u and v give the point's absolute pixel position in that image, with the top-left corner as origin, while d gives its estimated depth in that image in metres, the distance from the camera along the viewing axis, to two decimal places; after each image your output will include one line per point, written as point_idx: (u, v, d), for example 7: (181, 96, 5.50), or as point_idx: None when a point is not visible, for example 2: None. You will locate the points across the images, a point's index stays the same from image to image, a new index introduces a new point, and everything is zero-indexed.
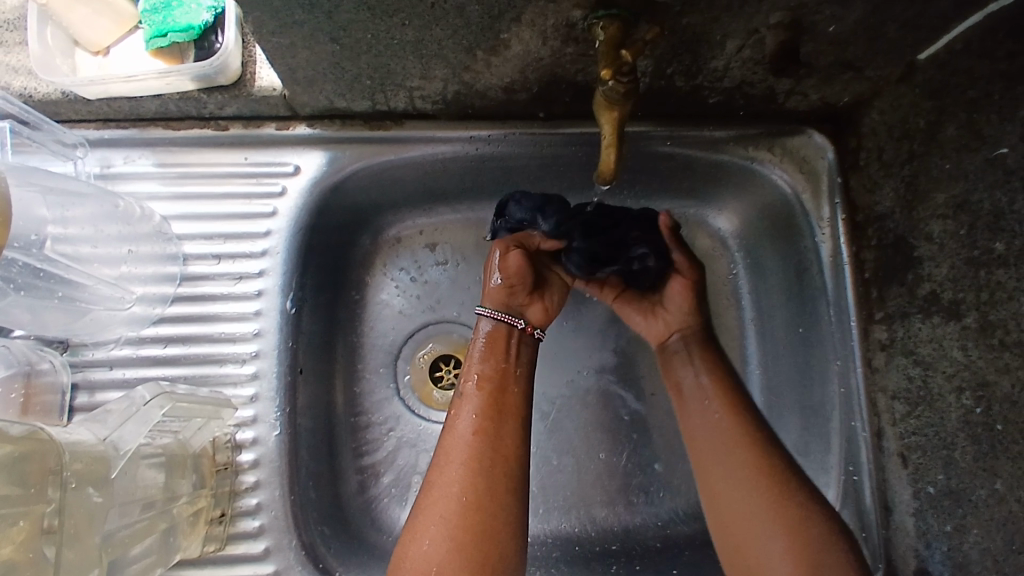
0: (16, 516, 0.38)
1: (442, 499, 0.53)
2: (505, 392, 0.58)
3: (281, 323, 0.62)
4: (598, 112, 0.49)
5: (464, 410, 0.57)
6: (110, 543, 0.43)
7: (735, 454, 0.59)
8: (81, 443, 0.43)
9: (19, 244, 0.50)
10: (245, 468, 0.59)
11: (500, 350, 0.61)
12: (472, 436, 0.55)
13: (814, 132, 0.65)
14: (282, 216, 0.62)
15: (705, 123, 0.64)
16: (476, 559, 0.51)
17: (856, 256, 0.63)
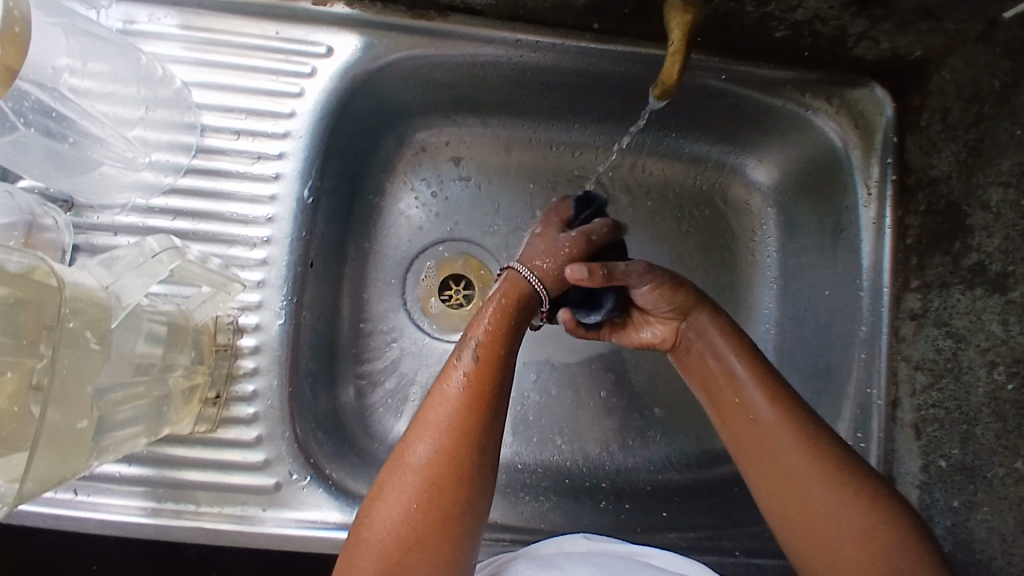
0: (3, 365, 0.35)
1: (422, 467, 0.48)
2: (502, 363, 0.53)
3: (297, 209, 0.59)
4: (669, 12, 0.45)
5: (458, 372, 0.52)
6: (103, 399, 0.41)
7: (822, 478, 0.49)
8: (81, 286, 0.40)
9: (33, 73, 0.46)
10: (244, 354, 0.58)
11: (511, 320, 0.54)
12: (465, 403, 0.50)
13: (876, 85, 0.61)
14: (308, 98, 0.59)
15: (765, 60, 0.60)
16: (452, 532, 0.47)
17: (899, 221, 0.60)
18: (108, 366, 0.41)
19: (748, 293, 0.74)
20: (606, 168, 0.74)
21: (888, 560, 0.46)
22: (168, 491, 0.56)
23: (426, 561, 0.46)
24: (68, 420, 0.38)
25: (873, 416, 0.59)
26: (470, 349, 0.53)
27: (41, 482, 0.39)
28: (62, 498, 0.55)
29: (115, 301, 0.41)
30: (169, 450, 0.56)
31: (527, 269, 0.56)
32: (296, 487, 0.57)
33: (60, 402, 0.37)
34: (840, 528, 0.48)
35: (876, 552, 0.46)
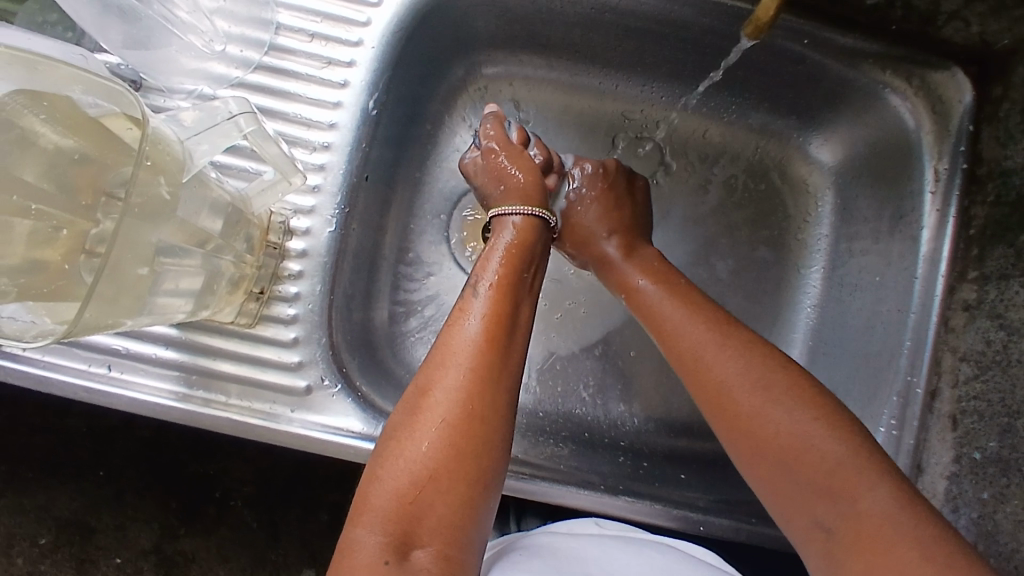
0: (59, 225, 0.39)
1: (446, 403, 0.46)
2: (518, 305, 0.53)
3: (359, 120, 0.59)
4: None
5: (471, 311, 0.52)
6: (165, 258, 0.42)
7: (751, 380, 0.50)
8: (162, 136, 0.40)
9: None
10: (291, 256, 0.58)
11: (520, 260, 0.57)
12: (480, 339, 0.49)
13: (960, 69, 0.58)
14: (385, 9, 0.59)
15: (852, 28, 0.59)
16: (473, 470, 0.45)
17: (964, 211, 0.59)
18: (171, 217, 0.41)
19: (791, 272, 0.73)
20: (666, 127, 0.74)
21: (819, 451, 0.46)
22: (200, 379, 0.56)
23: (442, 498, 0.44)
24: (127, 264, 0.39)
25: (912, 403, 0.58)
26: (480, 291, 0.54)
27: (94, 317, 0.40)
28: (95, 372, 0.55)
29: (183, 150, 0.42)
30: (206, 340, 0.57)
31: (510, 209, 0.60)
32: (326, 393, 0.58)
33: (124, 230, 0.38)
34: (778, 425, 0.48)
35: (817, 442, 0.46)
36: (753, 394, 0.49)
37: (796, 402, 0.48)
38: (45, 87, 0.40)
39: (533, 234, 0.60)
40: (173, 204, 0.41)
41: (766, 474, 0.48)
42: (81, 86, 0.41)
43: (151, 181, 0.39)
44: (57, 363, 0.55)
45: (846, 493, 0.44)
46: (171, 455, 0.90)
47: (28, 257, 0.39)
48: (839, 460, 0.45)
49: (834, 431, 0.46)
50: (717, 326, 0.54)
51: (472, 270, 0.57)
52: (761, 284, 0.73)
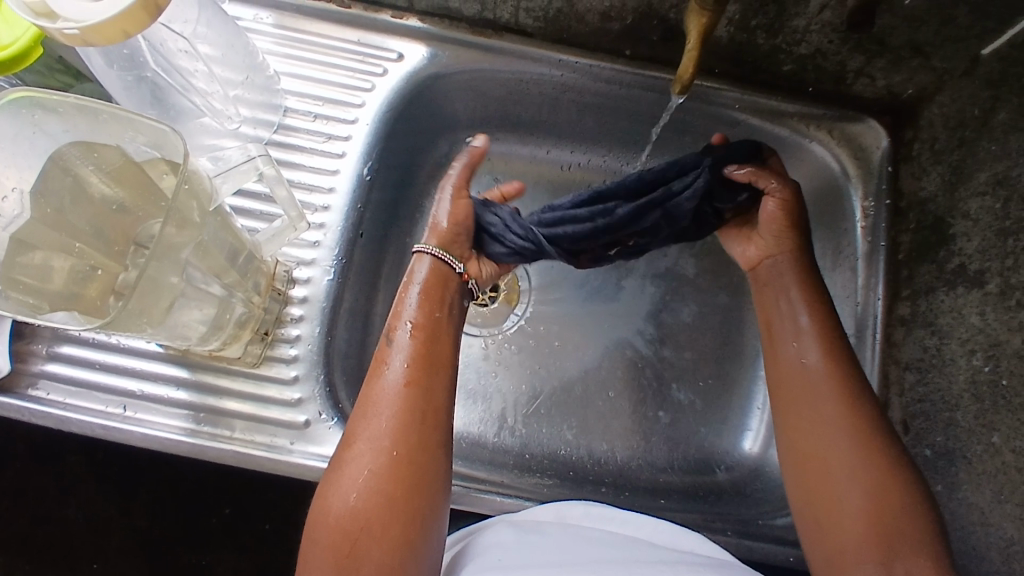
0: (96, 263, 0.47)
1: (369, 453, 0.51)
2: (436, 343, 0.58)
3: (355, 185, 0.68)
4: (689, 16, 0.53)
5: (394, 356, 0.56)
6: (190, 280, 0.49)
7: (843, 427, 0.54)
8: (196, 173, 0.48)
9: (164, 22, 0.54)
10: (294, 302, 0.65)
11: (435, 301, 0.60)
12: (404, 384, 0.54)
13: (872, 120, 0.69)
14: (377, 92, 0.69)
15: (774, 92, 0.69)
16: (403, 516, 0.50)
17: (892, 240, 0.66)
18: (196, 243, 0.49)
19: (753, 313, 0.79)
20: None
21: (858, 501, 0.51)
22: (208, 416, 0.61)
23: (376, 547, 0.49)
24: (162, 277, 0.46)
25: None
26: (403, 333, 0.57)
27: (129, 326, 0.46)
28: (111, 412, 0.60)
29: (213, 185, 0.50)
30: (214, 380, 0.62)
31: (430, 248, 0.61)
32: (323, 425, 0.62)
33: (157, 249, 0.45)
34: (845, 471, 0.52)
35: (858, 503, 0.51)
36: (835, 440, 0.54)
37: (862, 457, 0.52)
38: (102, 138, 0.49)
39: (446, 276, 0.61)
40: (200, 229, 0.49)
41: (820, 515, 0.52)
42: (134, 134, 0.49)
43: (182, 208, 0.46)
44: (77, 404, 0.60)
45: (856, 549, 0.49)
46: (165, 541, 0.91)
47: (67, 290, 0.46)
48: (869, 518, 0.50)
49: (880, 486, 0.51)
50: (834, 375, 0.56)
51: (390, 310, 0.59)
52: (728, 326, 0.79)
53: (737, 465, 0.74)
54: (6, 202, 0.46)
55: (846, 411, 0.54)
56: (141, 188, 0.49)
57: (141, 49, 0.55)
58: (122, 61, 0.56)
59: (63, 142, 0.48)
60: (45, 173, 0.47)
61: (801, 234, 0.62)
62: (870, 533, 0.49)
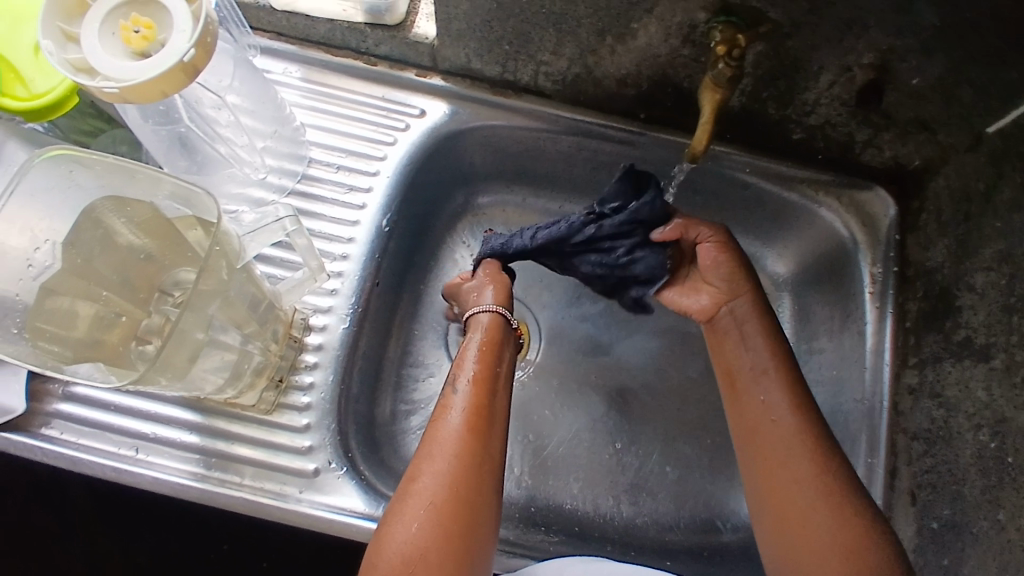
0: (121, 312, 0.49)
1: (429, 490, 0.52)
2: (495, 395, 0.59)
3: (374, 235, 0.69)
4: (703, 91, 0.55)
5: (457, 404, 0.57)
6: (214, 333, 0.51)
7: (805, 462, 0.55)
8: (226, 232, 0.50)
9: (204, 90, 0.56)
10: (309, 349, 0.66)
11: (494, 357, 0.61)
12: (465, 429, 0.55)
13: (880, 189, 0.70)
14: (399, 146, 0.71)
15: (785, 158, 0.71)
16: (457, 554, 0.51)
17: (900, 307, 0.67)
18: (222, 297, 0.50)
19: None
20: None
21: (833, 525, 0.53)
22: (218, 461, 0.62)
23: None
24: (187, 333, 0.47)
25: (873, 480, 0.63)
26: (463, 381, 0.59)
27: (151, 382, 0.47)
28: (123, 454, 0.61)
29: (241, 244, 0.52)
30: (226, 425, 0.63)
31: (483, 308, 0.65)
32: (332, 475, 0.62)
33: (191, 303, 0.46)
34: (816, 510, 0.54)
35: (829, 535, 0.52)
36: (801, 479, 0.55)
37: (824, 493, 0.54)
38: (132, 193, 0.50)
39: (501, 340, 0.63)
40: (226, 286, 0.50)
41: (795, 555, 0.53)
42: (167, 192, 0.50)
43: (214, 268, 0.48)
44: (91, 445, 0.61)
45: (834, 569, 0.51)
46: None
47: (90, 336, 0.47)
48: (843, 547, 0.52)
49: (842, 508, 0.53)
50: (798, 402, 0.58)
51: (451, 361, 0.61)
52: None
53: (743, 527, 0.74)
54: (38, 251, 0.48)
55: (809, 449, 0.56)
56: (169, 240, 0.50)
57: (178, 105, 0.57)
58: (157, 116, 0.58)
59: (96, 196, 0.50)
60: (79, 225, 0.49)
61: (747, 271, 0.64)
62: (843, 563, 0.51)
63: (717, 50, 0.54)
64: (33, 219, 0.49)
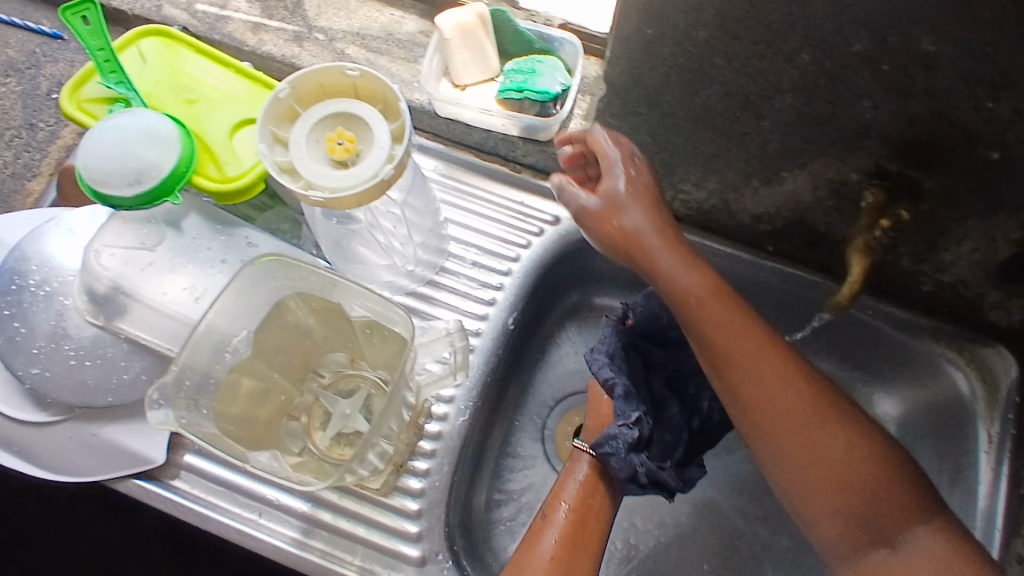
0: (278, 390, 0.59)
1: None
2: (587, 526, 0.63)
3: (499, 331, 0.72)
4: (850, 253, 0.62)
5: (550, 529, 0.63)
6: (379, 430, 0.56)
7: (849, 504, 0.52)
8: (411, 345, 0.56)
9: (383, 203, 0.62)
10: (427, 435, 0.69)
11: (592, 490, 0.65)
12: (552, 560, 0.60)
13: (1007, 351, 0.70)
14: (531, 249, 0.75)
15: (908, 305, 0.73)
16: None
17: (1015, 471, 0.66)
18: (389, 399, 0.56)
19: None
20: None
21: (898, 500, 0.52)
22: (333, 537, 0.64)
23: None
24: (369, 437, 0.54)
25: None
26: (559, 511, 0.64)
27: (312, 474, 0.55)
28: (247, 516, 0.64)
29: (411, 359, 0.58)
30: (342, 500, 0.66)
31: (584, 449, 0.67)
32: (437, 565, 0.64)
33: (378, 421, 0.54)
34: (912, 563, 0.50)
35: None
36: (896, 549, 0.51)
37: (903, 530, 0.51)
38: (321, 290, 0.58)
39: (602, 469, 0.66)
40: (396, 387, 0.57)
41: None
42: (354, 298, 0.58)
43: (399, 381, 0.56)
44: (218, 504, 0.64)
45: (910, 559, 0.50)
46: None
47: (251, 410, 0.56)
48: (899, 506, 0.52)
49: (904, 486, 0.53)
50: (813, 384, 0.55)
51: (551, 488, 0.66)
52: None
53: None
54: (236, 337, 0.56)
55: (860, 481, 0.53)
56: (337, 332, 0.60)
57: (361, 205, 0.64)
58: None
59: (290, 291, 0.58)
60: (268, 316, 0.57)
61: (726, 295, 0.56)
62: None
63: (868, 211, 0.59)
64: (235, 310, 0.56)
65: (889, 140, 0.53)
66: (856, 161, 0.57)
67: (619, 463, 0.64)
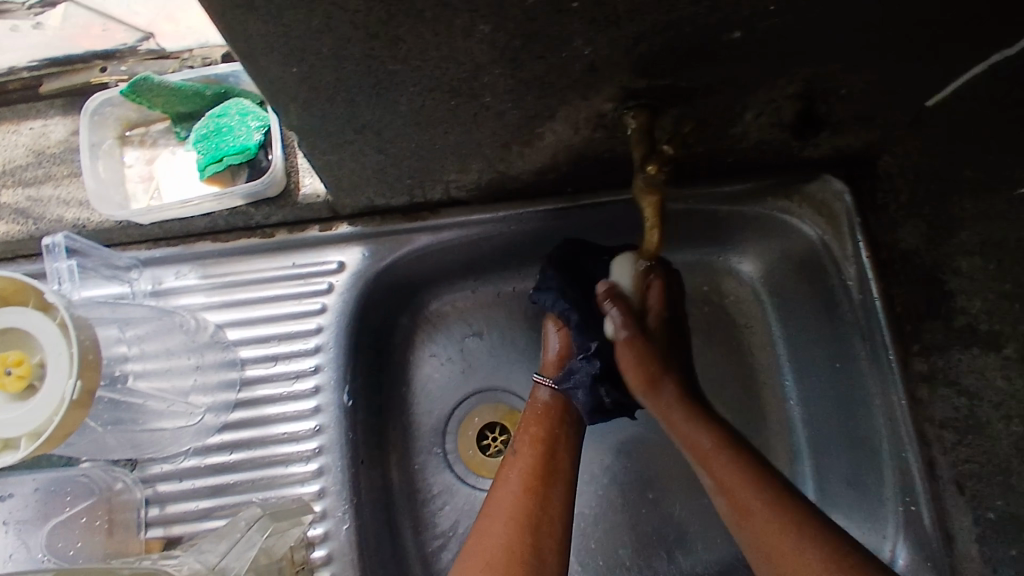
0: None
1: (496, 547, 0.55)
2: (555, 454, 0.62)
3: (340, 415, 0.64)
4: (640, 200, 0.53)
5: (515, 469, 0.61)
6: None
7: (722, 459, 0.58)
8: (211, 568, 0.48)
9: (106, 382, 0.49)
10: (318, 565, 0.60)
11: (553, 417, 0.65)
12: (523, 493, 0.58)
13: (830, 176, 0.66)
14: (330, 311, 0.65)
15: (724, 179, 0.67)
16: None
17: (887, 294, 0.63)
18: None
19: (762, 377, 0.78)
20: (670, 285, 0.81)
21: (748, 485, 0.56)
22: None
23: None
24: None
25: (917, 483, 0.61)
26: (522, 440, 0.64)
27: None
28: None
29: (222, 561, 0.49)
30: None
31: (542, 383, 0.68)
32: None
33: None
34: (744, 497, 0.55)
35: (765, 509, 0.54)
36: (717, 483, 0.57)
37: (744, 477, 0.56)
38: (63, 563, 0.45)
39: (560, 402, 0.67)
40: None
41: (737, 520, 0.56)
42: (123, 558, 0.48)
43: None
44: None
45: (787, 541, 0.52)
46: None
47: None
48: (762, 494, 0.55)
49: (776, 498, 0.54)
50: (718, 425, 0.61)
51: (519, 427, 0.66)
52: (744, 394, 0.78)
53: None
54: None
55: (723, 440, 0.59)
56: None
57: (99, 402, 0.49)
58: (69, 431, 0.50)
59: None
60: None
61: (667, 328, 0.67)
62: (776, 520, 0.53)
63: (640, 159, 0.51)
64: None
65: (624, 66, 0.45)
66: (603, 94, 0.48)
67: (584, 394, 0.66)
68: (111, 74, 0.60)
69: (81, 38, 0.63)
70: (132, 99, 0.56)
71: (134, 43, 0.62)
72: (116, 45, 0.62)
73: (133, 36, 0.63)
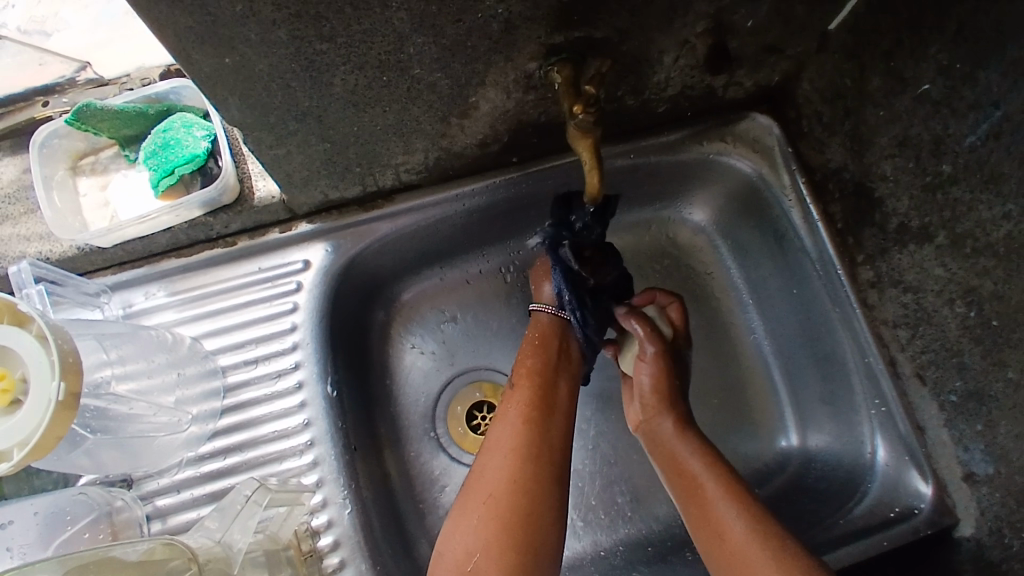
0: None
1: (494, 482, 0.57)
2: (553, 386, 0.63)
3: (326, 407, 0.65)
4: (576, 145, 0.56)
5: (513, 405, 0.62)
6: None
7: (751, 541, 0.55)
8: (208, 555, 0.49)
9: (89, 389, 0.52)
10: (327, 552, 0.61)
11: (550, 344, 0.66)
12: (523, 424, 0.60)
13: (756, 114, 0.71)
14: (303, 309, 0.66)
15: (657, 130, 0.70)
16: (515, 546, 0.54)
17: (824, 213, 0.68)
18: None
19: (732, 317, 0.80)
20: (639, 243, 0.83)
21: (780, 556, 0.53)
22: None
23: (493, 536, 0.55)
24: None
25: (882, 380, 0.66)
26: (521, 369, 0.64)
27: None
28: None
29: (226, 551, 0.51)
30: None
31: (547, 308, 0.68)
32: None
33: None
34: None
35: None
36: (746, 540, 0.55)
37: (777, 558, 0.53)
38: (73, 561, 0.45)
39: (555, 329, 0.67)
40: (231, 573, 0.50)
41: None
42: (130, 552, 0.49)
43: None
44: None
45: None
46: None
47: None
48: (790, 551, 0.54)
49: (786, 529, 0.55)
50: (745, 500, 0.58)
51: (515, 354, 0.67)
52: (715, 336, 0.80)
53: (788, 461, 0.75)
54: None
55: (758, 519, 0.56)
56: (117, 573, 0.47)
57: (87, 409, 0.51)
58: (63, 448, 0.52)
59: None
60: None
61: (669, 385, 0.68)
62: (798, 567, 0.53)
63: (568, 106, 0.54)
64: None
65: (540, 22, 0.48)
66: (524, 53, 0.51)
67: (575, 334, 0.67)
68: (52, 107, 0.63)
69: (16, 75, 0.65)
70: (77, 127, 0.58)
71: (71, 75, 0.65)
72: (53, 79, 0.65)
73: (69, 68, 0.66)
